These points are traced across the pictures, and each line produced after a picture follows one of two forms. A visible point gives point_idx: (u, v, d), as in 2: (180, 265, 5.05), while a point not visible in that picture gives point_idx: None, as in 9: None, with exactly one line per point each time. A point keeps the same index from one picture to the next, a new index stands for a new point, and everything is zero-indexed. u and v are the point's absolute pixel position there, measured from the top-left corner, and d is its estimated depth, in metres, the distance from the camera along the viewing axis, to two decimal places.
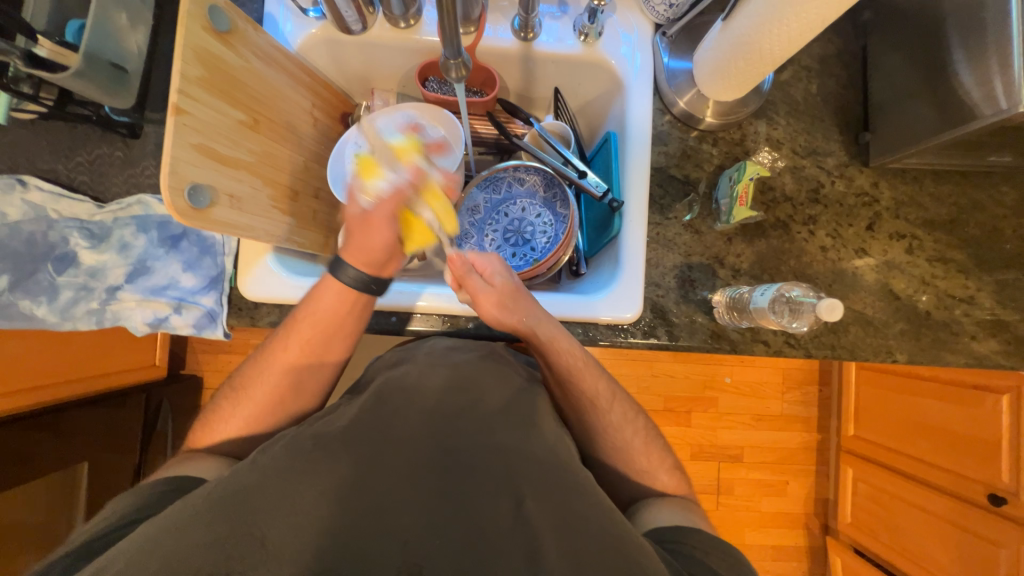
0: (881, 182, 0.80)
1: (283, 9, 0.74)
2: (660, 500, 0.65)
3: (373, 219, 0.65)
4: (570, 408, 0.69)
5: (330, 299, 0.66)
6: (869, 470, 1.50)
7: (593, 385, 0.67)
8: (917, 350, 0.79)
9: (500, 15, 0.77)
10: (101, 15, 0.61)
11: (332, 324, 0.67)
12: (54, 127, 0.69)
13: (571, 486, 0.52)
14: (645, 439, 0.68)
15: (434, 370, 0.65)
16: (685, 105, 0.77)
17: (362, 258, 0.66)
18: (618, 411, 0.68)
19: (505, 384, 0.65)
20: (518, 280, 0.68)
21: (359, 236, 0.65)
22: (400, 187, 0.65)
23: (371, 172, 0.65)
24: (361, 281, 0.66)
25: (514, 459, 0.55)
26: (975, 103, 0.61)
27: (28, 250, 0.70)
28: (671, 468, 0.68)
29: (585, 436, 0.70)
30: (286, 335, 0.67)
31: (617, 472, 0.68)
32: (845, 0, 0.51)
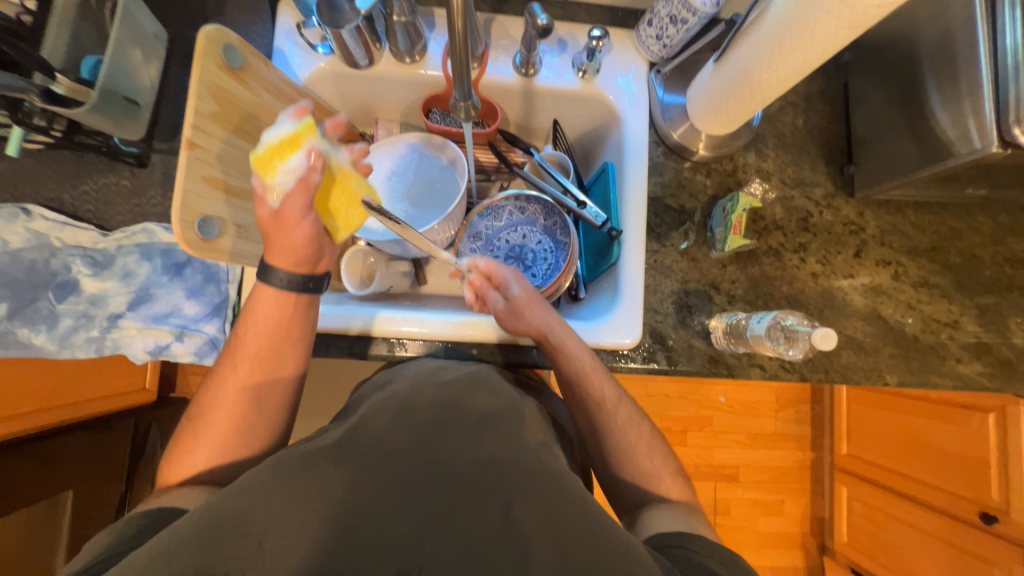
0: (866, 211, 0.83)
1: (292, 45, 0.75)
2: (659, 505, 0.60)
3: (286, 218, 0.58)
4: (577, 410, 0.68)
5: (266, 311, 0.63)
6: (863, 488, 1.51)
7: (598, 384, 0.66)
8: (906, 373, 0.81)
9: (502, 51, 0.80)
10: (117, 51, 0.62)
11: (276, 335, 0.63)
12: (60, 156, 0.69)
13: (563, 492, 0.49)
14: (649, 442, 0.65)
15: (424, 384, 0.62)
16: (679, 137, 0.80)
17: (288, 259, 0.61)
18: (624, 410, 0.67)
19: (494, 396, 0.62)
20: (531, 285, 0.72)
21: (275, 236, 0.59)
22: (308, 179, 0.57)
23: (271, 167, 0.55)
24: (296, 283, 0.63)
25: (510, 463, 0.51)
26: (953, 141, 0.65)
27: (29, 277, 0.69)
28: (673, 470, 0.65)
29: (591, 437, 0.67)
30: (234, 358, 0.63)
31: (618, 479, 0.65)
32: (828, 50, 0.55)
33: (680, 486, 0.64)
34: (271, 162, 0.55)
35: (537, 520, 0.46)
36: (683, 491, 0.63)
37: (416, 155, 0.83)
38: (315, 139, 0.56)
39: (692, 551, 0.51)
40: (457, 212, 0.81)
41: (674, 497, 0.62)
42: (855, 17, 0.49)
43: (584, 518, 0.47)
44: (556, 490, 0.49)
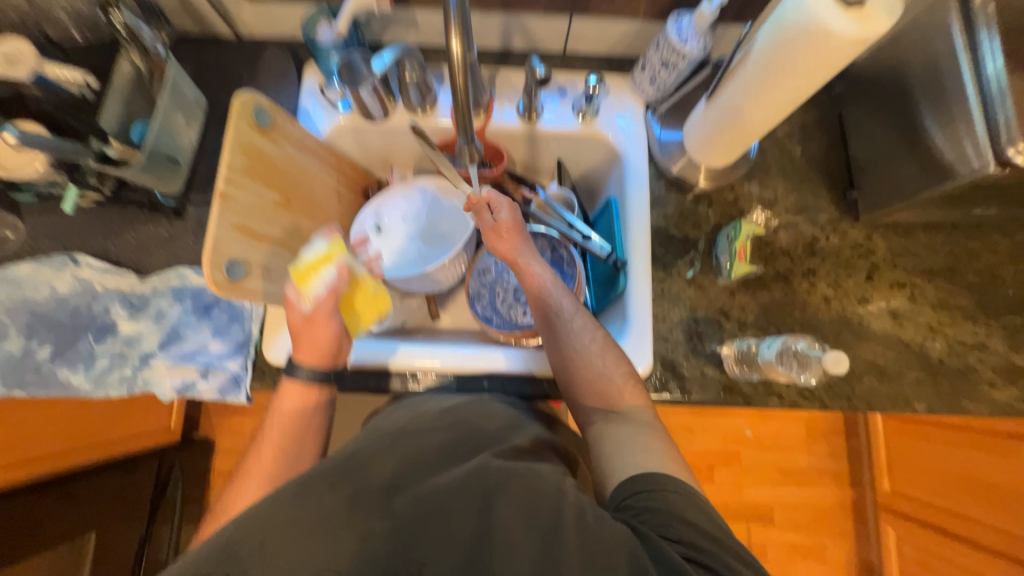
0: (874, 235, 0.83)
1: (315, 103, 0.83)
2: (613, 424, 0.62)
3: (317, 319, 0.66)
4: (539, 322, 0.70)
5: (292, 403, 0.67)
6: (911, 530, 1.40)
7: (559, 297, 0.69)
8: (936, 399, 0.78)
9: (506, 100, 0.86)
10: (164, 118, 0.70)
11: (301, 422, 0.67)
12: (109, 210, 0.77)
13: (553, 495, 0.50)
14: (602, 344, 0.67)
15: (426, 410, 0.64)
16: (678, 170, 0.83)
17: (314, 356, 0.67)
18: (581, 317, 0.69)
19: (494, 419, 0.63)
20: (519, 216, 0.74)
21: (304, 337, 0.66)
22: (337, 287, 0.67)
23: (307, 278, 0.66)
24: (319, 374, 0.67)
25: (502, 478, 0.52)
26: (951, 161, 0.66)
27: (72, 320, 0.75)
28: (627, 372, 0.66)
29: (551, 349, 0.68)
30: (260, 447, 0.66)
31: (575, 387, 0.66)
32: (812, 83, 0.58)
33: (634, 390, 0.65)
34: (308, 275, 0.66)
35: (524, 521, 0.48)
36: (636, 392, 0.65)
37: (429, 197, 0.88)
38: (344, 255, 0.69)
39: (654, 501, 0.52)
40: (466, 247, 0.86)
41: (627, 406, 0.64)
42: (833, 54, 0.52)
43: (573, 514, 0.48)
44: (544, 491, 0.50)
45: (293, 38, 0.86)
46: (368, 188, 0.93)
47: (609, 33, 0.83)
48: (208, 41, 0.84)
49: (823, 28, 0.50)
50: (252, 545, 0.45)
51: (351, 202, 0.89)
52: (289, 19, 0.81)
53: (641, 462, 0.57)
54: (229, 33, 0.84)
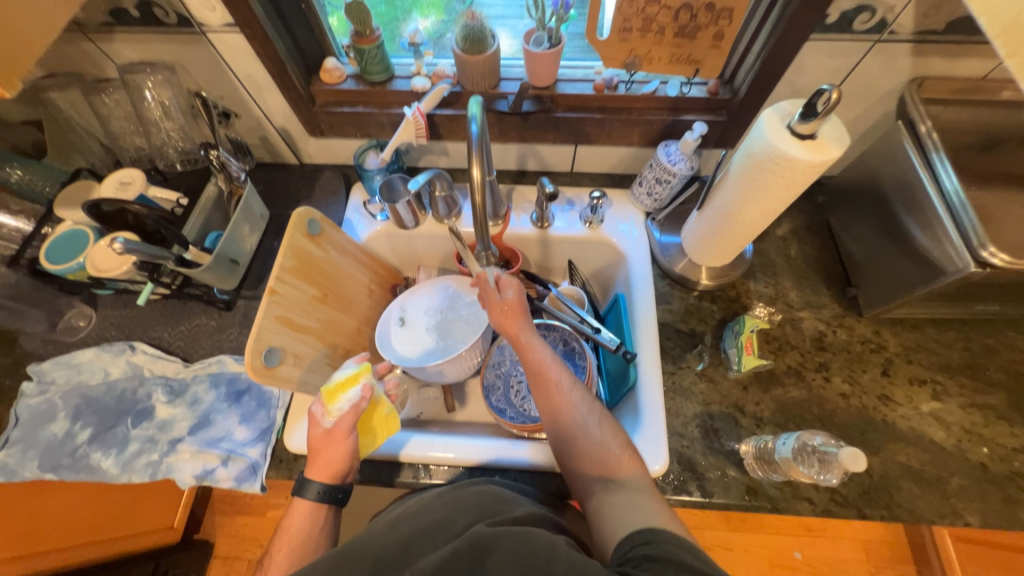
0: (882, 330, 0.85)
1: (358, 215, 0.97)
2: (611, 491, 0.61)
3: (336, 435, 0.68)
4: (538, 397, 0.69)
5: (300, 518, 0.66)
6: None
7: (558, 373, 0.69)
8: (989, 511, 0.71)
9: (521, 210, 0.98)
10: (234, 228, 0.82)
11: (310, 538, 0.65)
12: (171, 303, 0.87)
13: (542, 546, 0.48)
14: (599, 415, 0.67)
15: (422, 498, 0.64)
16: (681, 270, 0.90)
17: (326, 474, 0.67)
18: (578, 391, 0.68)
19: (488, 497, 0.61)
20: (524, 295, 0.75)
21: (320, 454, 0.67)
22: (360, 405, 0.69)
23: (334, 396, 0.69)
24: (327, 495, 0.67)
25: (491, 539, 0.50)
26: (937, 260, 0.70)
27: (117, 404, 0.81)
28: (626, 444, 0.65)
29: (549, 423, 0.68)
30: (264, 573, 0.63)
31: (575, 460, 0.65)
32: (786, 197, 0.66)
33: (633, 459, 0.64)
34: (337, 392, 0.69)
35: (513, 575, 0.46)
36: (635, 462, 0.63)
37: (450, 293, 0.96)
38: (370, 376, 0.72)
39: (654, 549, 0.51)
40: (481, 339, 0.90)
41: (625, 474, 0.62)
42: (797, 175, 0.61)
43: (563, 567, 0.46)
44: (534, 544, 0.48)
45: (346, 164, 1.03)
46: (396, 285, 1.02)
47: (610, 156, 0.97)
48: (277, 167, 1.03)
49: (784, 155, 0.59)
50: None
51: (380, 297, 0.98)
52: (344, 150, 0.99)
53: (640, 521, 0.56)
54: (294, 161, 1.03)
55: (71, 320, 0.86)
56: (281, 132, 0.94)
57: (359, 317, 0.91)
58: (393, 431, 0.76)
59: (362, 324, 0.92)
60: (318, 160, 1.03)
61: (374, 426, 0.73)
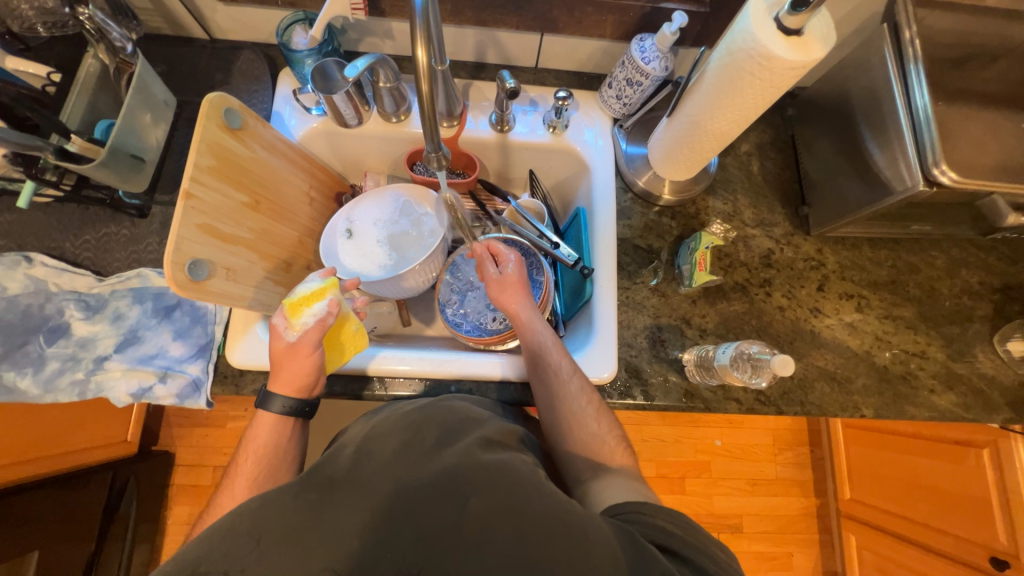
0: (824, 248, 0.88)
1: (289, 108, 0.83)
2: (600, 478, 0.61)
3: (301, 350, 0.65)
4: (536, 380, 0.70)
5: (267, 430, 0.66)
6: (871, 536, 1.43)
7: (558, 358, 0.70)
8: (882, 405, 0.82)
9: (479, 111, 0.88)
10: (128, 116, 0.68)
11: (278, 449, 0.66)
12: (68, 209, 0.75)
13: (526, 480, 0.51)
14: (598, 407, 0.68)
15: (389, 414, 0.63)
16: (644, 184, 0.86)
17: (291, 388, 0.66)
18: (578, 380, 0.69)
19: (458, 413, 0.62)
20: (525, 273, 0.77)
21: (284, 366, 0.66)
22: (325, 318, 0.66)
23: (297, 309, 0.66)
24: (294, 408, 0.67)
25: (472, 473, 0.51)
26: (889, 179, 0.71)
27: (22, 322, 0.71)
28: (618, 436, 0.66)
29: (545, 409, 0.68)
30: (232, 479, 0.64)
31: (568, 450, 0.66)
32: (761, 103, 0.62)
33: (623, 450, 0.65)
34: (301, 306, 0.66)
35: (494, 513, 0.48)
36: (625, 454, 0.65)
37: (402, 203, 0.89)
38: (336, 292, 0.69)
39: (647, 521, 0.51)
40: (436, 253, 0.85)
41: (617, 464, 0.63)
42: (777, 78, 0.57)
43: (532, 496, 0.49)
44: (515, 478, 0.51)
45: (268, 43, 0.86)
46: (340, 195, 0.94)
47: (578, 51, 0.87)
48: (180, 42, 0.84)
49: (767, 52, 0.54)
50: (217, 562, 0.45)
51: (323, 206, 0.90)
52: (264, 23, 0.82)
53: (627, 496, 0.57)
54: (203, 36, 0.85)
55: None
56: None
57: (299, 228, 0.83)
58: (360, 346, 0.74)
59: (304, 235, 0.85)
60: (233, 37, 0.85)
61: (342, 343, 0.72)
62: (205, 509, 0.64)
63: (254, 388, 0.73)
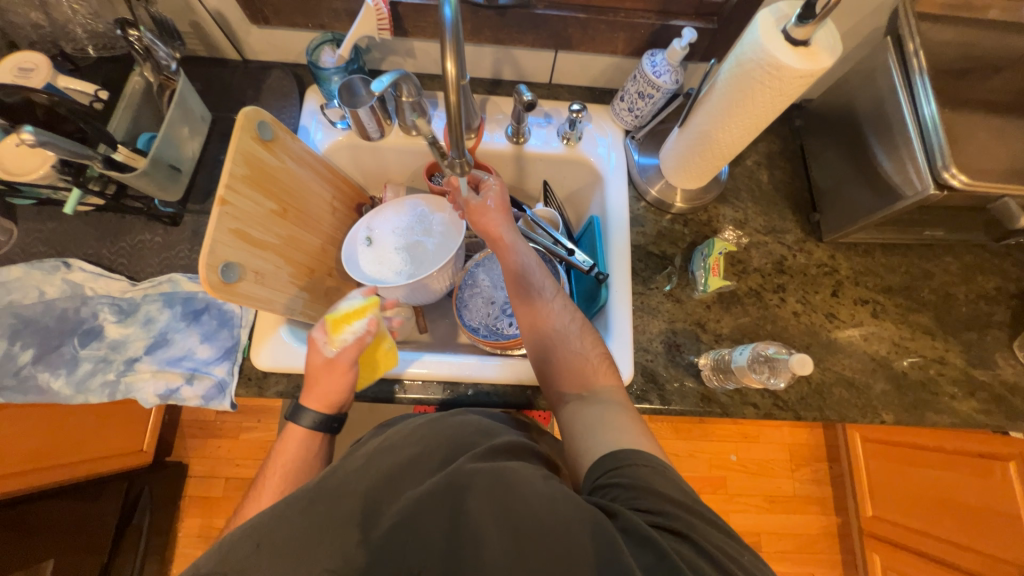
0: (837, 255, 0.89)
1: (315, 122, 0.87)
2: (586, 399, 0.62)
3: (337, 367, 0.67)
4: (519, 301, 0.71)
5: (295, 444, 0.67)
6: (894, 555, 1.38)
7: (541, 278, 0.72)
8: (902, 411, 0.81)
9: (495, 125, 0.92)
10: (170, 130, 0.73)
11: (304, 462, 0.67)
12: (106, 218, 0.79)
13: (524, 482, 0.50)
14: (581, 326, 0.69)
15: (399, 429, 0.62)
16: (657, 192, 0.89)
17: (322, 403, 0.68)
18: (560, 300, 0.71)
19: (467, 428, 0.61)
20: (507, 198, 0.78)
21: (319, 382, 0.67)
22: (364, 338, 0.68)
23: (339, 326, 0.68)
24: (323, 422, 0.68)
25: (471, 478, 0.51)
26: (898, 185, 0.72)
27: (58, 325, 0.75)
28: (603, 354, 0.67)
29: (530, 330, 0.69)
30: (259, 492, 0.64)
31: (553, 369, 0.66)
32: (770, 111, 0.65)
33: (607, 369, 0.66)
34: (342, 323, 0.68)
35: (494, 518, 0.48)
36: (609, 373, 0.65)
37: (420, 213, 0.92)
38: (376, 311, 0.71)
39: (638, 491, 0.50)
40: (454, 260, 0.88)
41: (602, 385, 0.64)
42: (787, 86, 0.59)
43: (540, 503, 0.48)
44: (514, 484, 0.50)
45: (297, 63, 0.91)
46: (361, 205, 0.97)
47: (592, 66, 0.91)
48: (215, 63, 0.90)
49: (776, 62, 0.57)
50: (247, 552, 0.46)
51: (345, 216, 0.93)
52: (294, 44, 0.87)
53: (611, 439, 0.56)
54: (236, 57, 0.90)
55: None
56: (215, 16, 0.81)
57: (322, 236, 0.86)
58: (392, 367, 0.76)
59: (327, 243, 0.88)
60: (264, 57, 0.90)
61: (374, 360, 0.74)
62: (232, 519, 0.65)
63: (277, 390, 0.75)
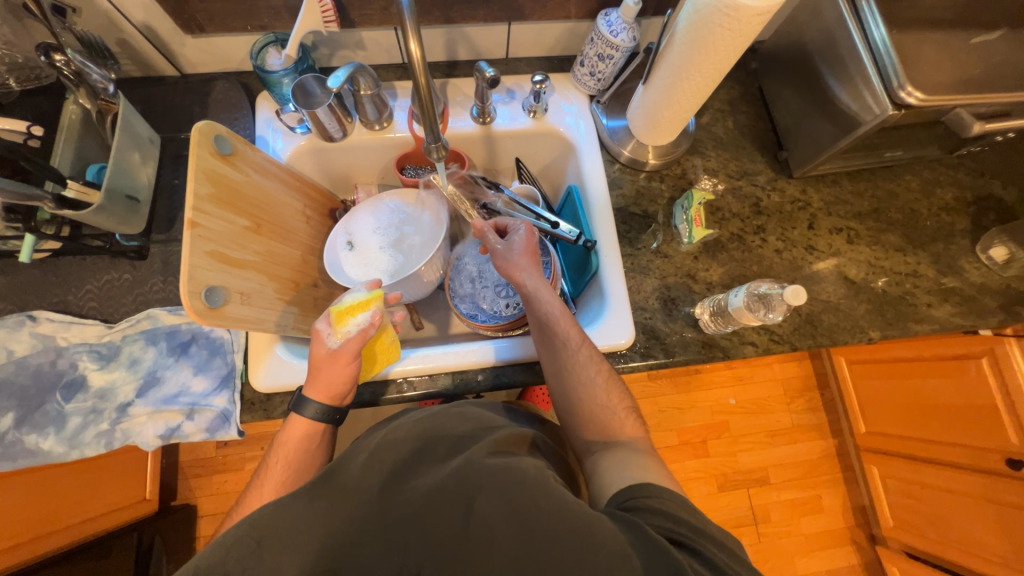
0: (808, 189, 0.92)
1: (273, 130, 0.84)
2: (611, 449, 0.61)
3: (341, 358, 0.65)
4: (543, 348, 0.69)
5: (296, 437, 0.66)
6: (890, 463, 1.47)
7: (565, 329, 0.67)
8: (887, 325, 0.86)
9: (459, 108, 0.90)
10: (120, 158, 0.68)
11: (305, 456, 0.66)
12: (64, 263, 0.74)
13: (532, 479, 0.50)
14: (607, 377, 0.66)
15: (402, 422, 0.62)
16: (630, 152, 0.89)
17: (324, 393, 0.66)
18: (587, 350, 0.67)
19: (468, 419, 0.63)
20: (534, 240, 0.74)
21: (322, 373, 0.66)
22: (368, 331, 0.65)
23: (342, 315, 0.66)
24: (325, 414, 0.66)
25: (480, 476, 0.51)
26: (857, 112, 0.74)
27: (35, 382, 0.72)
28: (629, 406, 0.65)
29: (555, 377, 0.68)
30: (260, 485, 0.63)
31: (577, 418, 0.65)
32: (731, 56, 0.65)
33: (633, 421, 0.64)
34: (346, 315, 0.66)
35: (503, 521, 0.47)
36: (635, 425, 0.64)
37: (397, 207, 0.90)
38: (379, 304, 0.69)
39: (661, 513, 0.49)
40: (441, 251, 0.86)
41: (626, 436, 0.62)
42: (746, 27, 0.60)
43: (544, 500, 0.48)
44: (522, 479, 0.50)
45: (241, 71, 0.87)
46: (335, 210, 0.94)
47: (547, 35, 0.89)
48: (153, 81, 0.84)
49: (733, 3, 0.57)
50: None
51: (320, 223, 0.90)
52: (235, 51, 0.82)
53: (637, 476, 0.56)
54: (173, 73, 0.84)
55: None
56: (144, 31, 0.75)
57: (301, 246, 0.83)
58: (393, 357, 0.75)
59: (307, 253, 0.85)
60: (204, 69, 0.85)
61: (376, 353, 0.72)
62: (231, 512, 0.64)
63: (284, 410, 0.73)
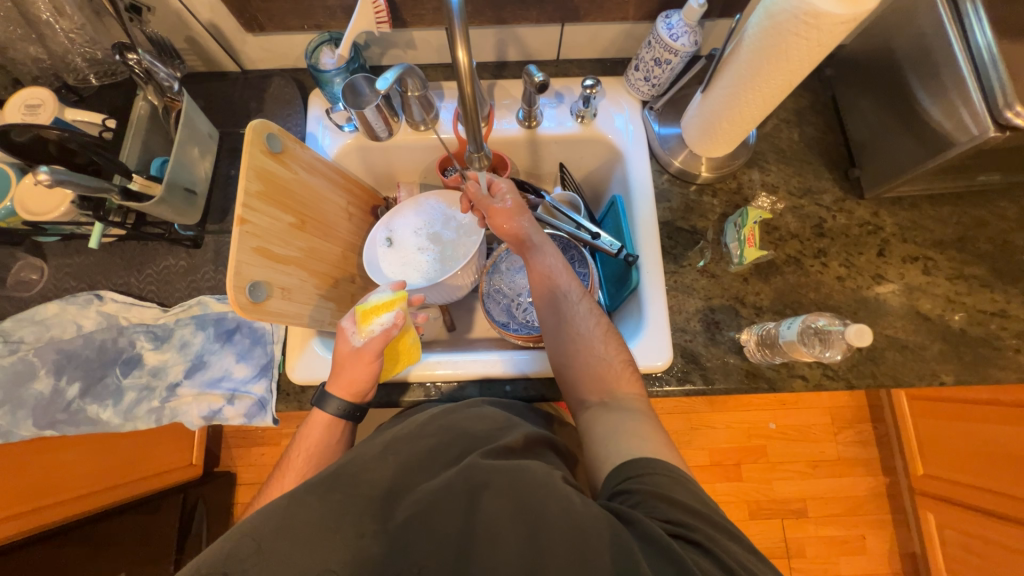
0: (880, 212, 0.84)
1: (322, 128, 0.85)
2: (609, 408, 0.60)
3: (364, 356, 0.66)
4: (543, 303, 0.70)
5: (319, 430, 0.67)
6: (949, 512, 1.33)
7: (566, 280, 0.70)
8: (963, 370, 0.77)
9: (505, 110, 0.88)
10: (181, 152, 0.72)
11: (327, 449, 0.67)
12: (128, 247, 0.79)
13: (540, 481, 0.50)
14: (605, 330, 0.67)
15: (414, 418, 0.63)
16: (680, 163, 0.84)
17: (347, 390, 0.68)
18: (586, 303, 0.69)
19: (484, 420, 0.62)
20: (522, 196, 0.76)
21: (345, 369, 0.67)
22: (390, 330, 0.67)
23: (367, 315, 0.67)
24: (347, 411, 0.68)
25: (487, 475, 0.51)
26: (949, 131, 0.66)
27: (98, 356, 0.77)
28: (626, 360, 0.65)
29: (552, 331, 0.68)
30: (282, 475, 0.65)
31: (574, 374, 0.65)
32: (807, 66, 0.60)
33: (629, 376, 0.64)
34: (371, 314, 0.67)
35: (511, 519, 0.48)
36: (632, 380, 0.63)
37: (439, 210, 0.90)
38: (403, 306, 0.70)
39: (655, 493, 0.49)
40: (478, 255, 0.86)
41: (622, 393, 0.62)
42: (825, 35, 0.54)
43: (558, 508, 0.47)
44: (529, 480, 0.50)
45: (297, 68, 0.89)
46: (376, 208, 0.95)
47: (601, 36, 0.86)
48: (216, 77, 0.88)
49: (813, 10, 0.52)
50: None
51: (362, 220, 0.91)
52: (292, 49, 0.84)
53: (630, 448, 0.55)
54: (234, 70, 0.88)
55: (21, 274, 0.78)
56: (209, 29, 0.79)
57: (342, 243, 0.85)
58: (415, 359, 0.76)
59: (348, 250, 0.87)
60: (262, 65, 0.88)
61: (399, 353, 0.73)
62: (254, 499, 0.67)
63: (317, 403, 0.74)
